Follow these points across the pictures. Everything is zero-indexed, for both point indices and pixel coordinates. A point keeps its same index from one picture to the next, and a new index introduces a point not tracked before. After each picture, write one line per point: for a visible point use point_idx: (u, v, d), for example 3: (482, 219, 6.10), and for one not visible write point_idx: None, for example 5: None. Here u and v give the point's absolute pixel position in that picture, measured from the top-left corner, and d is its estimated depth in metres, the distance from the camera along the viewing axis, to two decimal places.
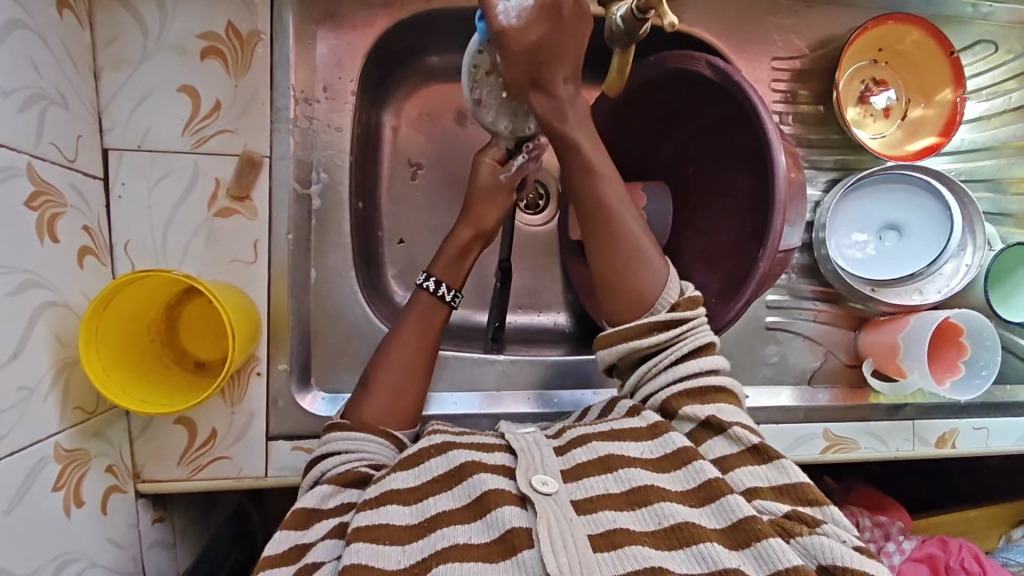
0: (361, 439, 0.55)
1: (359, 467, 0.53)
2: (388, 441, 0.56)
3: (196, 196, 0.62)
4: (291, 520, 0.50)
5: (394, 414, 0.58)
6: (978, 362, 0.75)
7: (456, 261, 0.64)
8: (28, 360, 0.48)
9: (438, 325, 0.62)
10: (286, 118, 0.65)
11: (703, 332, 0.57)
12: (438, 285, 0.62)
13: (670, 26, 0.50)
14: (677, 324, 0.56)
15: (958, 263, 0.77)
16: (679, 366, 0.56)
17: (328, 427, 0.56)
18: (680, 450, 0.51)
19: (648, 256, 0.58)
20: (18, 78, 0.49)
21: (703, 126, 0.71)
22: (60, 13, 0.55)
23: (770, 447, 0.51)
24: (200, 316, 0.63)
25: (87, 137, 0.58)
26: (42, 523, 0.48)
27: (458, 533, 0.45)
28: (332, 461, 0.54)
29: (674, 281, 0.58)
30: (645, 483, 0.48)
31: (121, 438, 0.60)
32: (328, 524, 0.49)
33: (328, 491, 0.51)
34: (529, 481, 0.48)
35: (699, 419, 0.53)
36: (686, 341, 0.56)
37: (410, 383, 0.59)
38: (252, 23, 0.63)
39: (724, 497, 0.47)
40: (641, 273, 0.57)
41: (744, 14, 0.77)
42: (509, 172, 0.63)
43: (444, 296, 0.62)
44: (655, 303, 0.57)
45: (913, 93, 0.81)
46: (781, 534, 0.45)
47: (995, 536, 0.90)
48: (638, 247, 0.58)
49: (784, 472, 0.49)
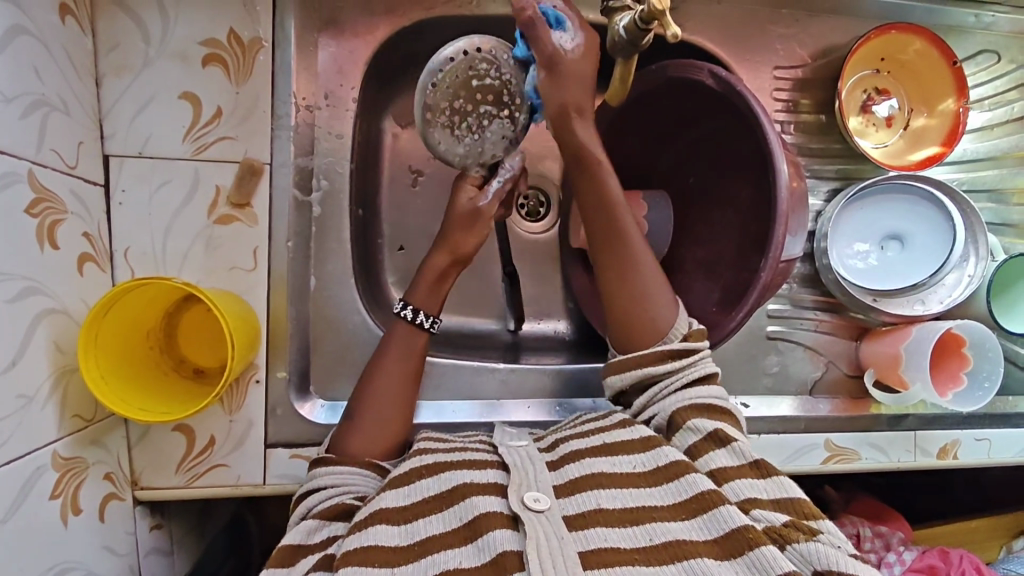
0: (347, 474, 0.54)
1: (348, 500, 0.52)
2: (373, 471, 0.55)
3: (197, 202, 0.62)
4: (277, 558, 0.49)
5: (384, 436, 0.58)
6: (980, 373, 0.74)
7: (437, 285, 0.62)
8: (27, 367, 0.48)
9: (419, 351, 0.61)
10: (287, 124, 0.65)
11: (707, 363, 0.59)
12: (416, 313, 0.61)
13: (674, 36, 0.49)
14: (689, 354, 0.59)
15: (960, 273, 0.77)
16: (689, 390, 0.57)
17: (317, 462, 0.56)
18: (673, 464, 0.51)
19: (660, 297, 0.60)
20: (21, 83, 0.49)
21: (706, 134, 0.71)
22: (62, 19, 0.55)
23: (770, 464, 0.52)
24: (197, 325, 0.63)
25: (88, 144, 0.58)
26: (39, 531, 0.48)
27: (449, 559, 0.45)
28: (325, 491, 0.54)
29: (683, 317, 0.61)
30: (636, 504, 0.48)
31: (119, 445, 0.60)
32: (310, 561, 0.48)
33: (314, 527, 0.51)
34: (521, 500, 0.47)
35: (706, 431, 0.54)
36: (697, 368, 0.58)
37: (396, 410, 0.59)
38: (254, 29, 0.63)
39: (716, 508, 0.47)
40: (653, 310, 0.60)
41: (745, 22, 0.76)
42: (487, 198, 0.61)
43: (423, 323, 0.61)
44: (668, 334, 0.59)
45: (914, 103, 0.81)
46: (777, 541, 0.46)
47: (995, 548, 0.90)
48: (650, 290, 0.60)
49: (784, 488, 0.50)
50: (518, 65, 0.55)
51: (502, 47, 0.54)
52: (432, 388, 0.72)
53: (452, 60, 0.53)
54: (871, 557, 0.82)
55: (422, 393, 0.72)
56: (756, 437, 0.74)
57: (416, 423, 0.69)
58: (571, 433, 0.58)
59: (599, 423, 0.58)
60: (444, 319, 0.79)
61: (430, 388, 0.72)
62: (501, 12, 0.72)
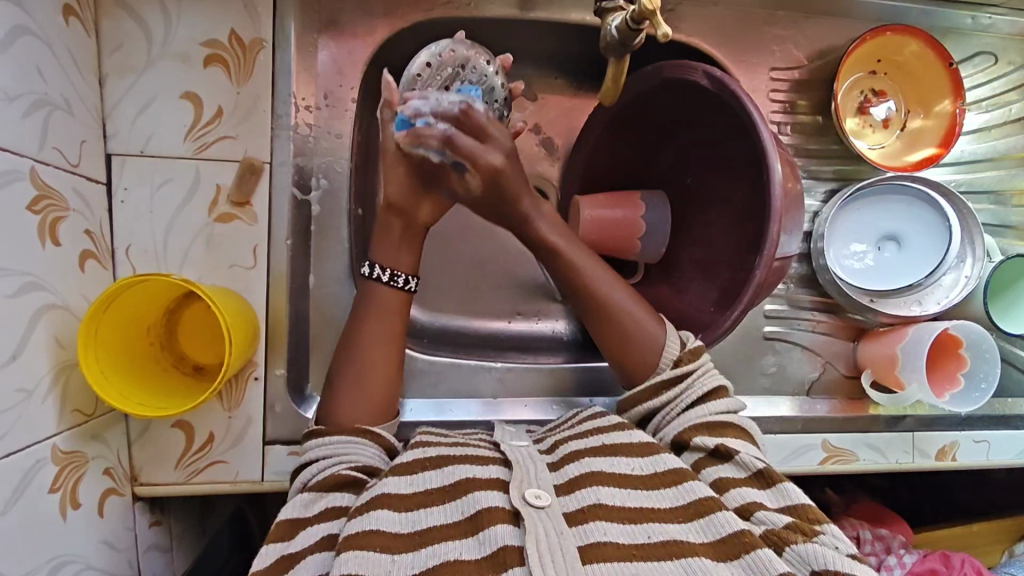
0: (338, 444, 0.54)
1: (345, 470, 0.53)
2: (371, 441, 0.56)
3: (197, 201, 0.63)
4: (276, 533, 0.49)
5: (371, 412, 0.58)
6: (977, 375, 0.74)
7: (387, 239, 0.62)
8: (28, 359, 0.49)
9: (398, 321, 0.61)
10: (287, 124, 0.66)
11: (707, 378, 0.60)
12: (373, 269, 0.61)
13: (664, 35, 0.50)
14: (682, 378, 0.60)
15: (957, 274, 0.77)
16: (690, 413, 0.58)
17: (309, 433, 0.56)
18: (671, 471, 0.51)
19: (646, 322, 0.63)
20: (25, 83, 0.50)
21: (703, 134, 0.71)
22: (66, 20, 0.56)
23: (774, 471, 0.52)
24: (198, 321, 0.64)
25: (90, 142, 0.59)
26: (38, 525, 0.49)
27: (448, 550, 0.44)
28: (318, 462, 0.54)
29: (672, 335, 0.62)
30: (635, 504, 0.48)
31: (120, 441, 0.60)
32: (314, 534, 0.48)
33: (311, 499, 0.51)
34: (522, 495, 0.48)
35: (708, 447, 0.55)
36: (693, 389, 0.59)
37: (378, 386, 0.59)
38: (255, 31, 0.64)
39: (713, 513, 0.47)
40: (639, 339, 0.62)
41: (742, 24, 0.77)
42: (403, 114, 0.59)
43: (380, 278, 0.61)
44: (658, 363, 0.61)
45: (911, 105, 0.81)
46: (774, 545, 0.46)
47: (996, 551, 0.89)
48: (633, 321, 0.63)
49: (785, 497, 0.50)
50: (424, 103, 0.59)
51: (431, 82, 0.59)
52: (431, 387, 0.73)
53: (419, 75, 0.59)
54: (871, 559, 0.81)
55: (421, 392, 0.72)
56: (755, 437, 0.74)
57: (414, 421, 0.69)
58: (569, 433, 0.58)
59: (594, 423, 0.58)
60: (443, 317, 0.80)
61: (429, 386, 0.73)
62: (499, 13, 0.73)
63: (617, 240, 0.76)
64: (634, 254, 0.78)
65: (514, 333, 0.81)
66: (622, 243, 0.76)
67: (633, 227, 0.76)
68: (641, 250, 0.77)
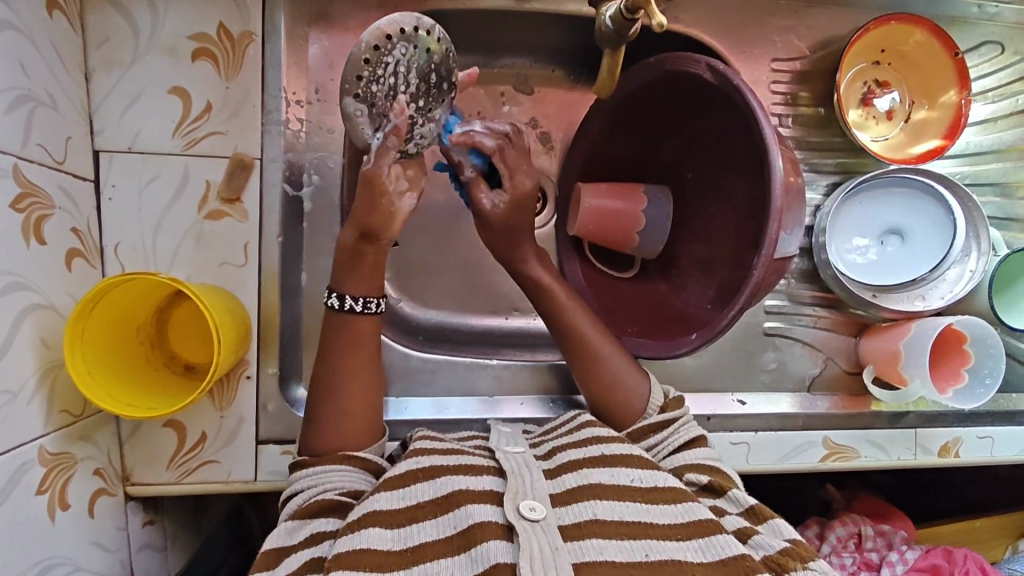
0: (320, 473, 0.54)
1: (330, 496, 0.52)
2: (349, 465, 0.54)
3: (186, 197, 0.62)
4: (261, 564, 0.49)
5: (355, 430, 0.57)
6: (981, 370, 0.73)
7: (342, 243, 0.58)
8: (12, 360, 0.48)
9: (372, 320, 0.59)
10: (277, 119, 0.65)
11: (690, 427, 0.60)
12: (340, 299, 0.57)
13: (659, 25, 0.49)
14: (668, 423, 0.60)
15: (962, 268, 0.75)
16: (676, 455, 0.58)
17: (294, 464, 0.55)
18: (669, 489, 0.51)
19: (630, 373, 0.63)
20: (6, 79, 0.49)
21: (710, 126, 0.69)
22: (49, 14, 0.55)
23: (765, 508, 0.52)
24: (189, 320, 0.63)
25: (76, 138, 0.58)
26: (25, 527, 0.48)
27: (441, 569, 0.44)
28: (301, 494, 0.53)
29: (657, 388, 0.63)
30: (633, 519, 0.48)
31: (110, 441, 0.60)
32: (295, 562, 0.48)
33: (296, 526, 0.51)
34: (517, 508, 0.47)
35: (701, 482, 0.54)
36: (680, 434, 0.59)
37: (353, 409, 0.57)
38: (244, 24, 0.63)
39: (712, 535, 0.47)
40: (628, 387, 0.63)
41: (742, 14, 0.75)
42: (416, 50, 0.53)
43: (353, 308, 0.57)
44: (645, 410, 0.62)
45: (916, 96, 0.79)
46: (775, 570, 0.46)
47: (999, 547, 0.88)
48: (615, 369, 0.63)
49: (780, 532, 0.49)
50: (406, 57, 0.53)
51: (408, 46, 0.52)
52: (426, 384, 0.72)
53: (388, 40, 0.51)
54: (873, 555, 0.80)
55: (415, 389, 0.72)
56: (755, 434, 0.73)
57: (409, 420, 0.69)
58: (569, 438, 0.57)
59: (590, 430, 0.57)
60: (440, 313, 0.79)
61: (423, 383, 0.72)
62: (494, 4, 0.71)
63: (614, 232, 0.74)
64: (631, 247, 0.76)
65: (510, 329, 0.80)
66: (619, 235, 0.75)
67: (633, 221, 0.74)
68: (639, 243, 0.76)
